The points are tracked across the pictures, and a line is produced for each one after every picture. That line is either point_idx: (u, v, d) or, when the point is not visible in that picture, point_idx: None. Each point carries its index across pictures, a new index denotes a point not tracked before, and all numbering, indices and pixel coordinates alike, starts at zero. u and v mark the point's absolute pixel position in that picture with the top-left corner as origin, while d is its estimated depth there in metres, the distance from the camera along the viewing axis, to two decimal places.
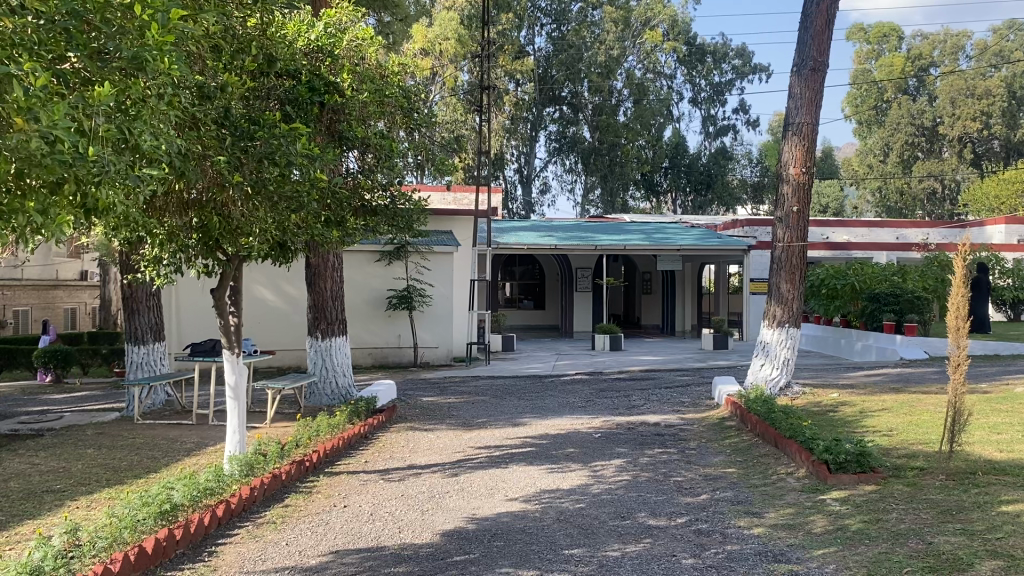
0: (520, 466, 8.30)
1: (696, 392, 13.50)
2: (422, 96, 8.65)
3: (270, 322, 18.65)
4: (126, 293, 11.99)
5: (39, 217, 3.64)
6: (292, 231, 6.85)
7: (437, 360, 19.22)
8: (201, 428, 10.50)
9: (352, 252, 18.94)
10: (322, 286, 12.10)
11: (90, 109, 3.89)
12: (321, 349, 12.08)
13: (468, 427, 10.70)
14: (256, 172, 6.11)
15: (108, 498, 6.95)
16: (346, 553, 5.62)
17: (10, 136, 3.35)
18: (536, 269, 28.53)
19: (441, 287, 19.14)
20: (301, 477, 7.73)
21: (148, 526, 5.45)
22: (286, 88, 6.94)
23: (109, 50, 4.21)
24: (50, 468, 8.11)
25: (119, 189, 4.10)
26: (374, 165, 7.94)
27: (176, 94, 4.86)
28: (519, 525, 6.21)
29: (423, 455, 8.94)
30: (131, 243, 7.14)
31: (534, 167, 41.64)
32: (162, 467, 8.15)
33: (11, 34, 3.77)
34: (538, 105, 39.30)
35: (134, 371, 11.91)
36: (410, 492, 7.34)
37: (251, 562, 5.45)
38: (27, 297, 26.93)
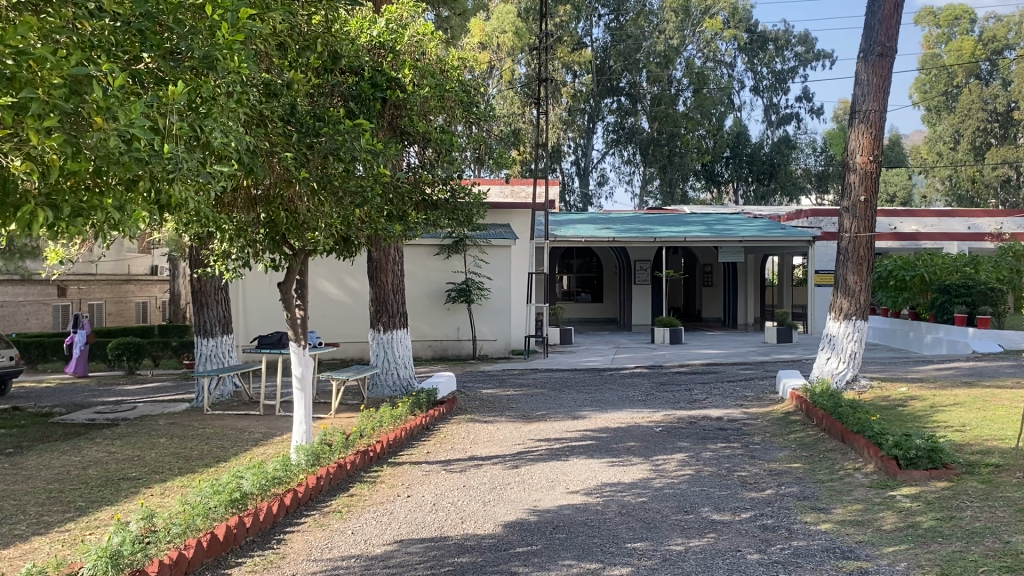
0: (580, 459, 8.29)
1: (759, 385, 13.32)
2: (483, 91, 8.67)
3: (333, 316, 18.98)
4: (195, 287, 12.30)
5: (117, 213, 3.75)
6: (356, 225, 6.92)
7: (495, 352, 19.31)
8: (269, 419, 10.74)
9: (412, 246, 19.14)
10: (383, 280, 12.25)
11: (164, 107, 4.03)
12: (383, 341, 12.25)
13: (527, 420, 10.72)
14: (321, 168, 6.22)
15: (180, 486, 7.16)
16: (410, 542, 5.70)
17: (91, 134, 3.47)
18: (594, 262, 28.42)
19: (499, 280, 19.23)
20: (365, 467, 7.86)
21: (219, 514, 5.62)
22: (349, 85, 7.06)
23: (181, 50, 4.33)
24: (126, 457, 8.39)
25: (191, 185, 4.20)
26: (436, 160, 7.96)
27: (245, 91, 4.96)
28: (582, 518, 6.21)
29: (485, 447, 8.98)
30: (202, 238, 7.35)
31: (591, 159, 41.38)
32: (231, 457, 8.35)
33: (90, 37, 3.91)
34: (595, 97, 39.07)
35: (204, 363, 12.22)
36: (472, 483, 7.39)
37: (319, 550, 5.57)
38: (101, 291, 27.91)
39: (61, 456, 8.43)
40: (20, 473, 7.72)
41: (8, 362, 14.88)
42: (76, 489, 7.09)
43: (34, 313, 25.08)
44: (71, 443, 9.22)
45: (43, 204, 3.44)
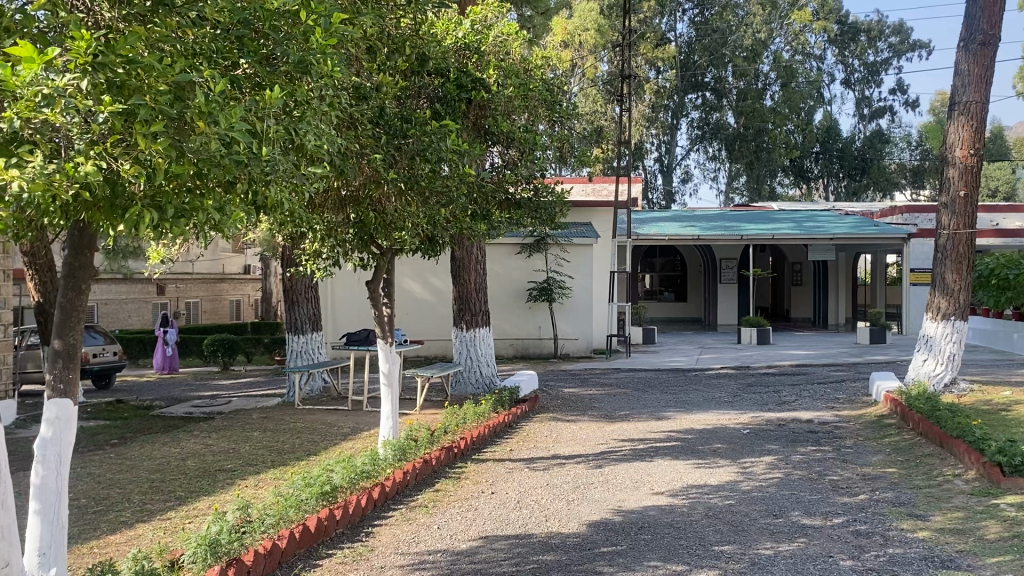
0: (665, 460, 8.20)
1: (851, 388, 12.92)
2: (566, 90, 8.70)
3: (417, 314, 19.27)
4: (287, 286, 12.66)
5: (217, 214, 3.91)
6: (441, 225, 7.03)
7: (577, 352, 19.26)
8: (356, 414, 10.99)
9: (494, 245, 19.28)
10: (466, 279, 12.39)
11: (261, 111, 4.17)
12: (466, 339, 12.37)
13: (611, 420, 10.67)
14: (409, 169, 6.35)
15: (273, 478, 7.39)
16: (495, 539, 5.74)
17: (194, 138, 3.63)
18: (678, 260, 28.06)
19: (581, 278, 19.17)
20: (449, 463, 7.95)
21: (311, 506, 5.78)
22: (435, 86, 7.20)
23: (277, 55, 4.47)
24: (222, 449, 8.72)
25: (285, 186, 4.36)
26: (520, 159, 7.97)
27: (335, 94, 5.10)
28: (667, 519, 6.15)
29: (568, 446, 8.98)
30: (295, 237, 7.59)
31: (675, 156, 40.90)
32: (321, 450, 8.58)
33: (193, 45, 4.07)
34: (679, 93, 38.58)
35: (295, 359, 12.58)
36: (556, 481, 7.41)
37: (406, 544, 5.66)
38: (197, 289, 29.03)
39: (162, 447, 8.81)
40: (126, 462, 8.12)
41: (113, 357, 15.63)
42: (177, 479, 7.40)
43: (136, 310, 26.27)
44: (171, 435, 9.62)
45: (149, 205, 3.60)
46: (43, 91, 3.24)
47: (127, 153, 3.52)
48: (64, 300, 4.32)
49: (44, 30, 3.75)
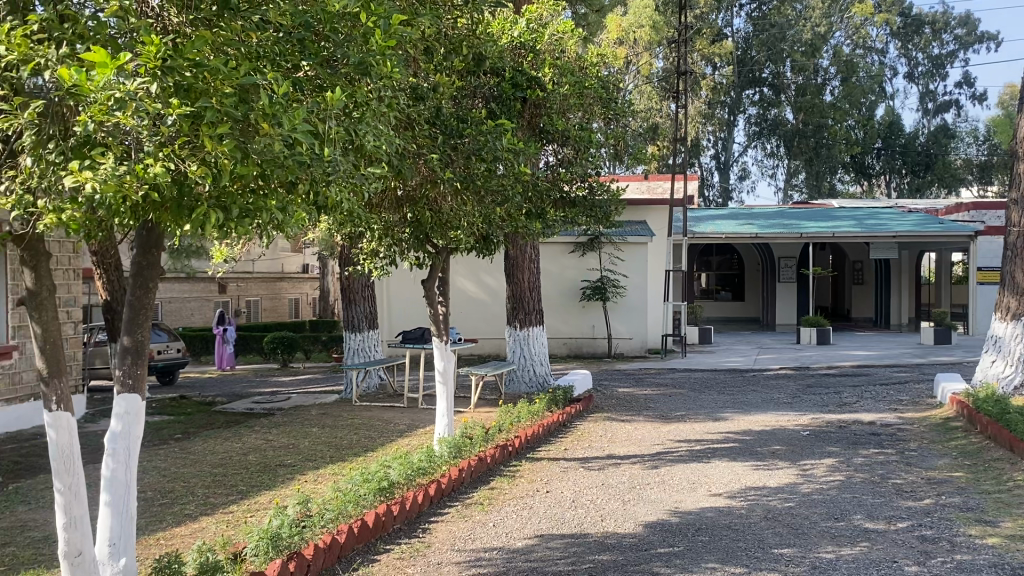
0: (722, 461, 8.11)
1: (915, 389, 12.59)
2: (621, 88, 8.67)
3: (471, 313, 19.36)
4: (343, 284, 12.83)
5: (280, 214, 4.00)
6: (496, 223, 7.08)
7: (632, 351, 19.12)
8: (412, 411, 11.09)
9: (548, 243, 19.28)
10: (520, 277, 12.41)
11: (323, 113, 4.26)
12: (520, 338, 12.39)
13: (667, 420, 10.58)
14: (465, 168, 6.42)
15: (331, 473, 7.50)
16: (551, 537, 5.74)
17: (258, 139, 3.72)
18: (735, 259, 27.69)
19: (635, 277, 19.04)
20: (504, 461, 7.98)
21: (369, 501, 5.85)
22: (491, 86, 7.26)
23: (337, 57, 4.56)
24: (282, 444, 8.88)
25: (345, 187, 4.44)
26: (575, 157, 7.96)
27: (393, 95, 5.17)
28: (725, 521, 6.07)
29: (623, 446, 8.94)
30: (352, 237, 7.69)
31: (732, 153, 40.39)
32: (378, 447, 8.69)
33: (256, 47, 4.16)
34: (736, 89, 38.04)
35: (351, 357, 12.76)
36: (611, 481, 7.38)
37: (462, 541, 5.69)
38: (257, 288, 29.62)
39: (225, 442, 9.02)
40: (189, 456, 8.33)
41: (177, 353, 16.03)
42: (239, 473, 7.56)
43: (199, 308, 26.93)
44: (233, 430, 9.84)
45: (214, 204, 3.69)
46: (116, 95, 3.33)
47: (194, 155, 3.61)
48: (132, 299, 4.43)
49: (115, 35, 3.86)
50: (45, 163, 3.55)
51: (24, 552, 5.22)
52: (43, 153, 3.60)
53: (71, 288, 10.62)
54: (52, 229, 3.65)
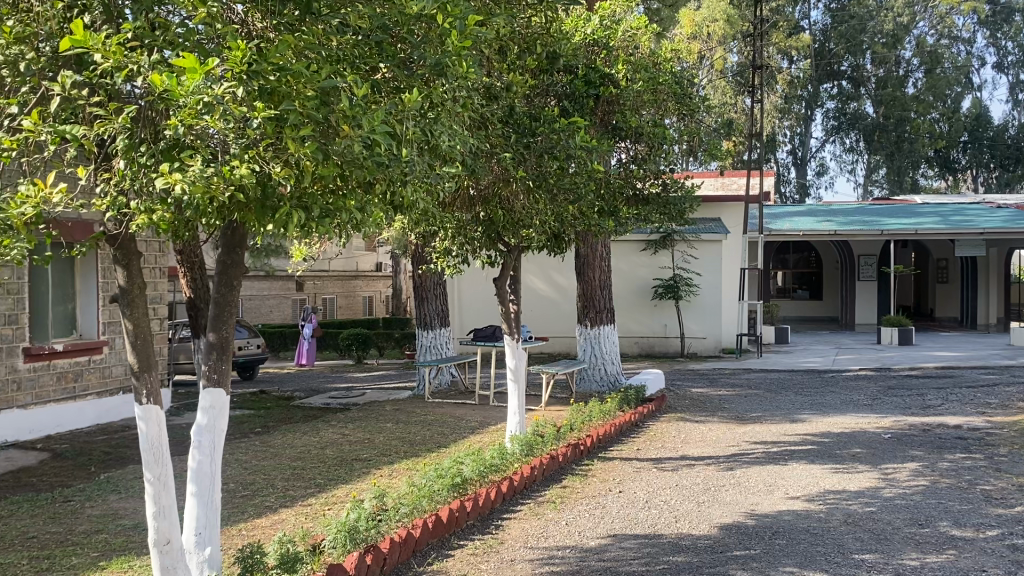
0: (800, 464, 7.94)
1: (1005, 393, 12.08)
2: (695, 84, 8.58)
3: (542, 311, 19.39)
4: (416, 282, 13.00)
5: (358, 213, 4.08)
6: (568, 222, 7.06)
7: (705, 351, 18.86)
8: (484, 408, 11.16)
9: (620, 241, 19.18)
10: (591, 275, 12.35)
11: (400, 113, 4.33)
12: (590, 336, 12.34)
13: (742, 422, 10.41)
14: (538, 166, 6.44)
15: (406, 468, 7.62)
16: (625, 537, 5.71)
17: (339, 141, 3.82)
18: (812, 257, 27.04)
19: (709, 276, 18.78)
20: (576, 460, 7.96)
21: (443, 497, 5.92)
22: (564, 83, 7.24)
23: (414, 59, 4.64)
24: (357, 439, 9.05)
25: (420, 187, 4.50)
26: (648, 154, 7.87)
27: (468, 95, 5.22)
28: (803, 525, 5.94)
29: (696, 447, 8.83)
30: (425, 235, 7.80)
31: (809, 148, 39.50)
32: (451, 443, 8.77)
33: (337, 50, 4.27)
34: (814, 83, 37.25)
35: (424, 354, 12.91)
36: (685, 482, 7.29)
37: (536, 539, 5.71)
38: (333, 286, 30.25)
39: (302, 436, 9.23)
40: (269, 450, 8.55)
41: (256, 349, 16.49)
42: (317, 467, 7.74)
43: (277, 306, 27.65)
44: (310, 425, 10.08)
45: (296, 205, 3.79)
46: (204, 99, 3.43)
47: (277, 157, 3.71)
48: (218, 296, 4.57)
49: (203, 42, 4.00)
50: (136, 166, 3.68)
51: (116, 539, 5.44)
52: (135, 155, 3.72)
53: (157, 286, 11.01)
54: (143, 230, 3.78)
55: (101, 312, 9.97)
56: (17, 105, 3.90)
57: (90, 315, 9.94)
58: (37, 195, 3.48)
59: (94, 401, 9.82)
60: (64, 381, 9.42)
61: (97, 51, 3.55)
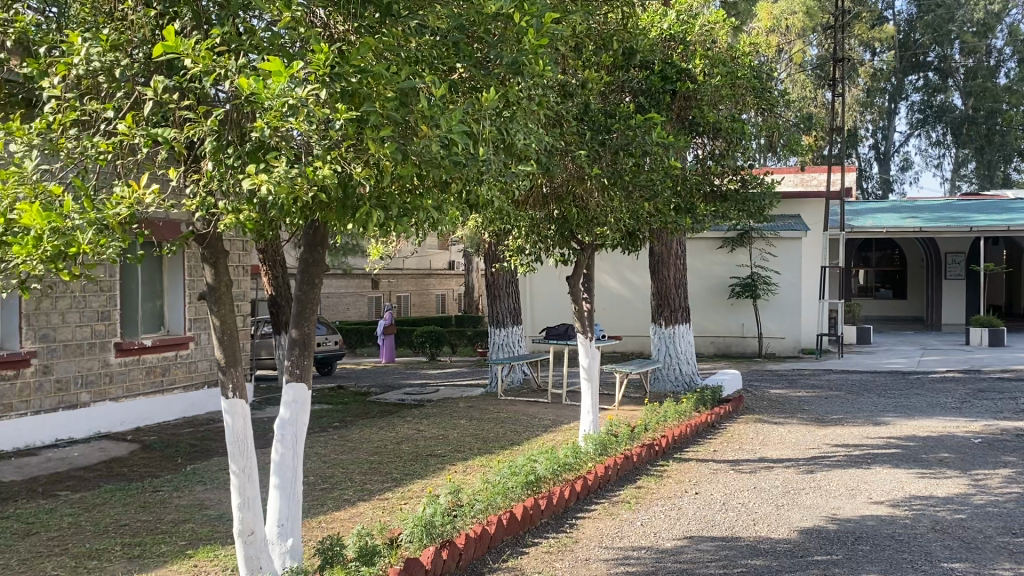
0: (884, 468, 7.70)
1: None
2: (774, 77, 8.36)
3: (616, 310, 19.28)
4: (489, 281, 13.09)
5: (434, 212, 4.12)
6: (644, 219, 7.00)
7: (783, 351, 18.46)
8: (557, 407, 11.17)
9: (695, 239, 18.97)
10: (666, 273, 12.24)
11: (477, 113, 4.35)
12: (664, 336, 12.21)
13: (822, 424, 10.15)
14: (613, 164, 6.41)
15: (480, 465, 7.68)
16: (701, 539, 5.64)
17: (418, 141, 3.88)
18: (896, 254, 26.22)
19: (788, 274, 18.42)
20: (652, 460, 7.90)
21: (517, 494, 5.96)
22: (640, 79, 7.15)
23: (491, 58, 4.65)
24: (432, 435, 9.15)
25: (495, 185, 4.52)
26: (726, 149, 7.74)
27: (544, 93, 5.23)
28: (888, 531, 5.76)
29: (775, 449, 8.66)
30: (498, 233, 7.86)
31: (893, 142, 38.34)
32: (524, 441, 8.80)
33: (415, 51, 4.36)
34: (898, 75, 36.21)
35: (496, 352, 12.97)
36: (764, 485, 7.15)
37: (610, 538, 5.68)
38: (407, 284, 30.68)
39: (379, 431, 9.39)
40: (347, 444, 8.73)
41: (333, 346, 16.86)
42: (393, 462, 7.86)
43: (353, 303, 28.18)
44: (387, 420, 10.24)
45: (375, 205, 3.85)
46: (289, 102, 3.49)
47: (359, 157, 3.79)
48: (300, 293, 4.68)
49: (288, 45, 4.11)
50: (224, 168, 3.79)
51: (202, 529, 5.63)
52: (222, 157, 3.84)
53: (240, 284, 11.35)
54: (230, 229, 3.89)
55: (188, 309, 10.34)
56: (113, 109, 4.05)
57: (177, 312, 10.31)
58: (131, 196, 3.63)
59: (180, 395, 10.17)
60: (152, 375, 9.79)
61: (187, 56, 3.68)
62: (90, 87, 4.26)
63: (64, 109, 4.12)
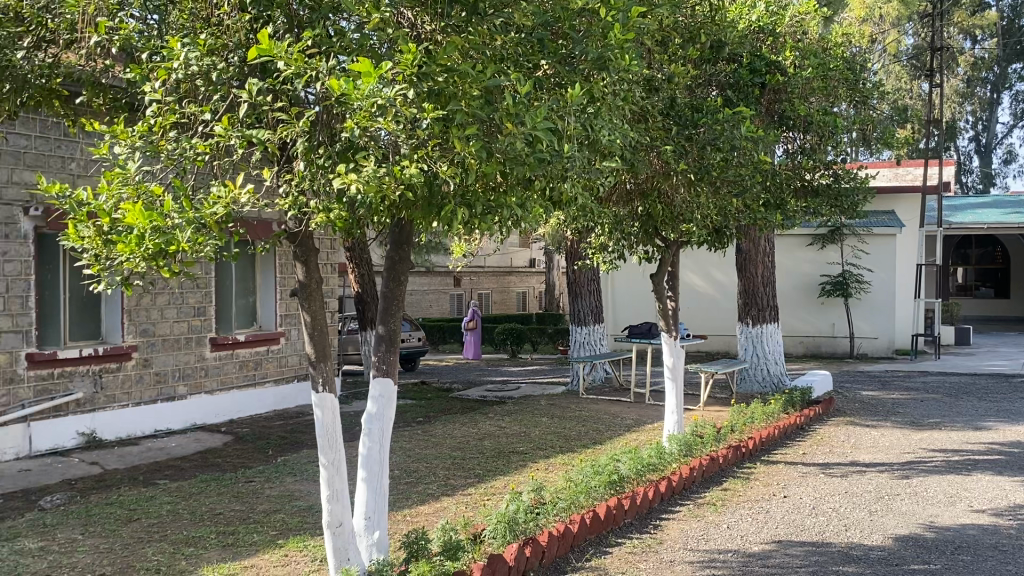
0: (986, 475, 7.35)
1: None
2: (868, 68, 8.10)
3: (701, 308, 18.99)
4: (570, 278, 13.05)
5: (518, 210, 4.13)
6: (731, 215, 6.86)
7: (876, 352, 17.86)
8: (639, 406, 11.07)
9: (783, 236, 18.53)
10: (753, 271, 11.99)
11: (562, 109, 4.33)
12: (752, 335, 11.95)
13: (918, 427, 9.77)
14: (699, 159, 6.30)
15: (562, 463, 7.67)
16: (790, 544, 5.48)
17: (503, 138, 3.89)
18: (998, 251, 25.06)
19: (881, 272, 17.81)
20: (738, 462, 7.74)
21: (600, 493, 5.92)
22: (728, 73, 7.09)
23: (576, 53, 4.61)
24: (514, 432, 9.19)
25: (579, 182, 4.51)
26: (818, 144, 7.51)
27: (629, 88, 5.18)
28: (991, 541, 5.50)
29: (867, 452, 8.37)
30: (581, 230, 7.86)
31: (995, 134, 36.63)
32: (607, 440, 8.75)
33: (500, 49, 4.38)
34: (1001, 63, 34.54)
35: (578, 349, 12.94)
36: (856, 489, 6.92)
37: (695, 541, 5.58)
38: (488, 281, 30.91)
39: (461, 427, 9.48)
40: (431, 439, 8.84)
41: (417, 342, 17.11)
42: (476, 458, 7.92)
43: (436, 300, 28.54)
44: (469, 416, 10.33)
45: (460, 203, 3.89)
46: (378, 102, 3.53)
47: (444, 156, 3.83)
48: (386, 290, 4.76)
49: (376, 46, 4.18)
50: (315, 167, 3.88)
51: (292, 519, 5.77)
52: (313, 158, 3.92)
53: (328, 281, 11.63)
54: (320, 228, 3.97)
55: (280, 305, 10.65)
56: (210, 112, 4.17)
57: (269, 308, 10.64)
58: (227, 195, 3.73)
59: (272, 388, 10.47)
60: (245, 369, 10.11)
61: (281, 59, 3.78)
62: (188, 91, 4.37)
63: (165, 113, 4.26)
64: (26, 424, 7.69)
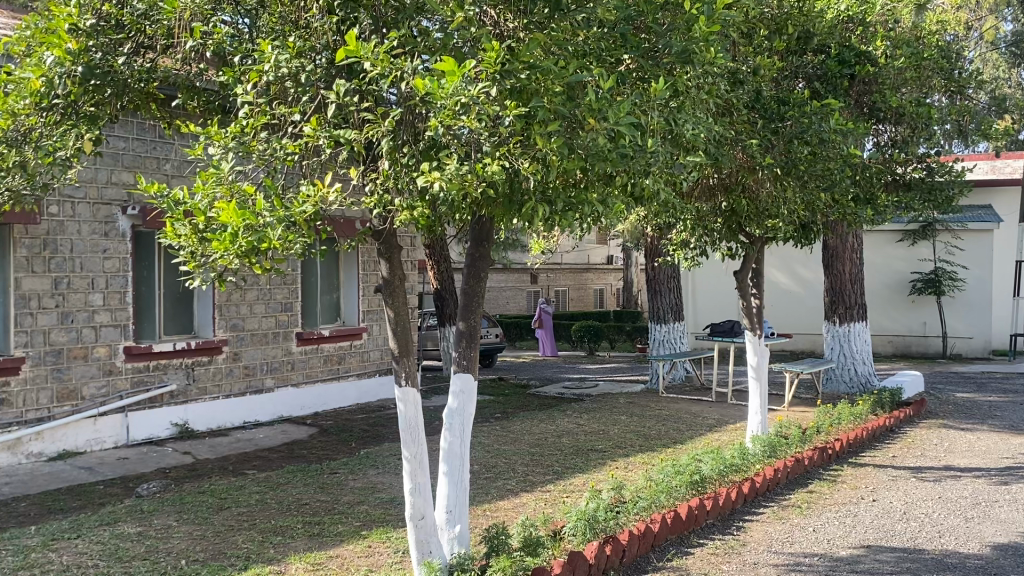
0: None
1: None
2: (964, 56, 7.79)
3: (784, 306, 18.58)
4: (649, 275, 12.92)
5: (599, 207, 4.12)
6: (819, 210, 6.69)
7: (971, 352, 17.15)
8: (720, 406, 10.90)
9: (871, 232, 17.94)
10: (840, 268, 11.65)
11: (646, 104, 4.32)
12: (839, 333, 11.62)
13: (1017, 432, 9.34)
14: (786, 153, 6.16)
15: (642, 461, 7.61)
16: (880, 550, 5.32)
17: (584, 135, 3.88)
18: None
19: (976, 269, 17.07)
20: (825, 464, 7.54)
21: (681, 493, 5.85)
22: (815, 64, 6.93)
23: (659, 47, 4.57)
24: (593, 429, 9.16)
25: (661, 177, 4.46)
26: (910, 136, 7.25)
27: (713, 82, 5.11)
28: None
29: (962, 457, 8.05)
30: (661, 227, 7.80)
31: None
32: (688, 439, 8.65)
33: (583, 45, 4.36)
34: None
35: (657, 347, 12.80)
36: (951, 495, 6.65)
37: (780, 543, 5.48)
38: (565, 278, 30.92)
39: (540, 423, 9.50)
40: (510, 435, 8.89)
41: (494, 338, 17.20)
42: (554, 454, 7.92)
43: (513, 297, 28.70)
44: (548, 413, 10.35)
45: (540, 200, 3.90)
46: (462, 100, 3.57)
47: (525, 153, 3.85)
48: (466, 286, 4.79)
49: (459, 46, 4.23)
50: (399, 166, 3.93)
51: (376, 511, 5.88)
52: (398, 156, 3.98)
53: (409, 278, 11.80)
54: (404, 226, 4.03)
55: (362, 301, 10.86)
56: (299, 113, 4.29)
57: (353, 304, 10.86)
58: (316, 194, 3.84)
59: (354, 383, 10.68)
60: (330, 363, 10.34)
61: (367, 60, 3.86)
62: (277, 93, 4.48)
63: (257, 114, 4.41)
64: (124, 414, 8.04)
